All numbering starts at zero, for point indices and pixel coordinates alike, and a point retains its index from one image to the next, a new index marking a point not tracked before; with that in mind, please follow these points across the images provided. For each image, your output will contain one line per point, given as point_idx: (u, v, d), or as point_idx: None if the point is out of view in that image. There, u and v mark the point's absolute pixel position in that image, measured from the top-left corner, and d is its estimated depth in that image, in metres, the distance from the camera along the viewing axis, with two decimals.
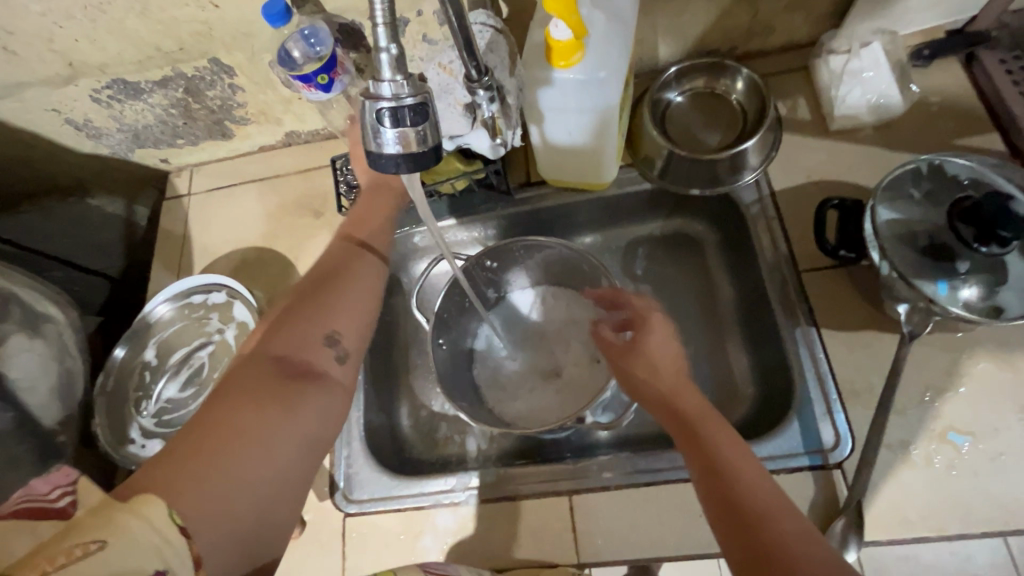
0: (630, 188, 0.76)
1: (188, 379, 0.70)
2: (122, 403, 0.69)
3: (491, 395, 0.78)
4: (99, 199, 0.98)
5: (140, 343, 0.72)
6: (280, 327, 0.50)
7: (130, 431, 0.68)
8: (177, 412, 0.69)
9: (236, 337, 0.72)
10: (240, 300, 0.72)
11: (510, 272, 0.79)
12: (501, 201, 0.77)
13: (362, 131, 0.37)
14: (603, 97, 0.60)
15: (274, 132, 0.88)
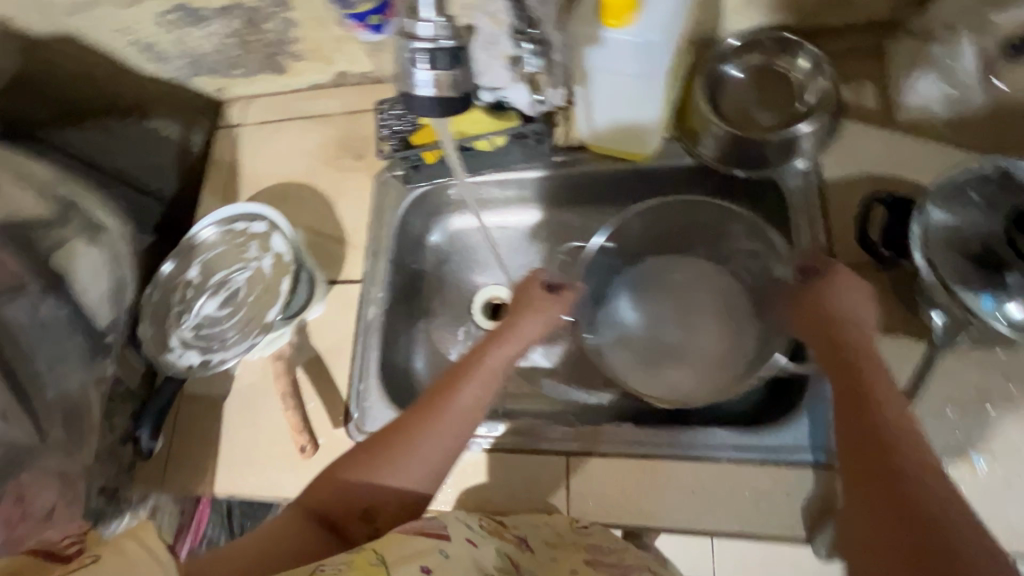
0: (672, 162, 0.74)
1: (225, 300, 0.75)
2: (165, 315, 0.74)
3: (655, 363, 0.74)
4: (158, 121, 1.03)
5: (185, 262, 0.77)
6: (371, 450, 0.55)
7: (170, 341, 0.73)
8: (213, 328, 0.74)
9: (271, 266, 0.75)
10: (279, 231, 0.76)
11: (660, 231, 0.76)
12: (540, 163, 0.77)
13: (401, 71, 0.42)
14: (652, 63, 0.58)
15: (324, 71, 0.89)
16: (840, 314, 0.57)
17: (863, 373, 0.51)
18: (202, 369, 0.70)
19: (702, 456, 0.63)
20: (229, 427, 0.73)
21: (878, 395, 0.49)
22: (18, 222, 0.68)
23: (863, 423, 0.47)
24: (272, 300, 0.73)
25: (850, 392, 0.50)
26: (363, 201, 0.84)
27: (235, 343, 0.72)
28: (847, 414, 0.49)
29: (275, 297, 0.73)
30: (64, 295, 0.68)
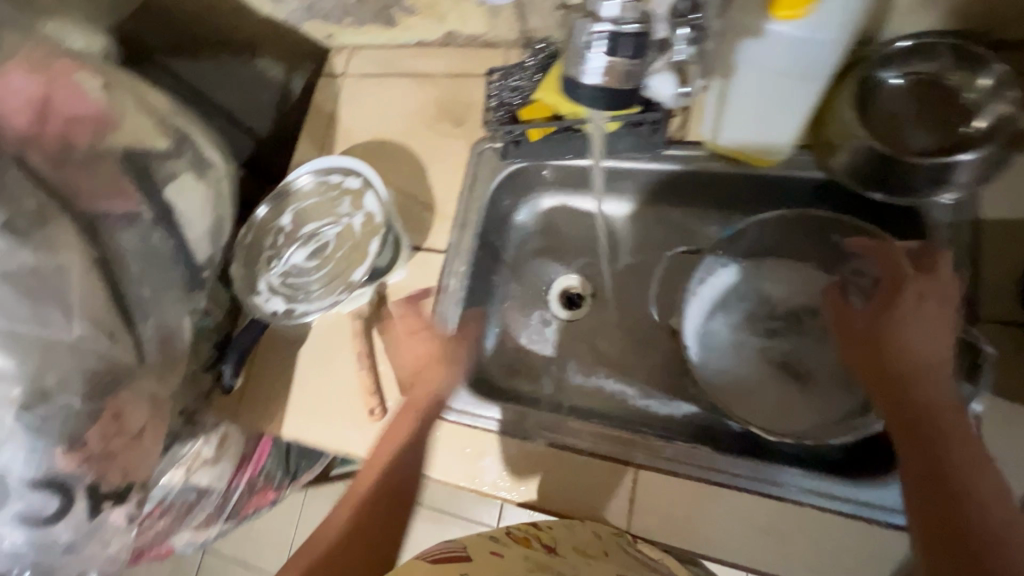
0: (798, 173, 0.67)
1: (313, 252, 0.76)
2: (256, 258, 0.76)
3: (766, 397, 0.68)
4: (265, 62, 1.04)
5: (280, 208, 0.78)
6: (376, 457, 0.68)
7: (259, 283, 0.75)
8: (299, 278, 0.75)
9: (362, 225, 0.75)
10: (373, 190, 0.75)
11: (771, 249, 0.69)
12: (648, 154, 0.72)
13: (571, 51, 0.43)
14: (812, 64, 0.52)
15: (435, 29, 0.86)
16: (909, 343, 0.53)
17: (932, 405, 0.50)
18: (286, 317, 0.72)
19: (778, 495, 0.59)
20: (303, 375, 0.75)
21: (952, 435, 0.49)
22: (138, 148, 0.68)
23: (942, 473, 0.47)
24: (359, 261, 0.74)
25: (918, 430, 0.50)
26: (457, 170, 0.82)
27: (319, 296, 0.73)
28: (915, 456, 0.49)
29: (362, 257, 0.74)
30: (173, 227, 0.68)
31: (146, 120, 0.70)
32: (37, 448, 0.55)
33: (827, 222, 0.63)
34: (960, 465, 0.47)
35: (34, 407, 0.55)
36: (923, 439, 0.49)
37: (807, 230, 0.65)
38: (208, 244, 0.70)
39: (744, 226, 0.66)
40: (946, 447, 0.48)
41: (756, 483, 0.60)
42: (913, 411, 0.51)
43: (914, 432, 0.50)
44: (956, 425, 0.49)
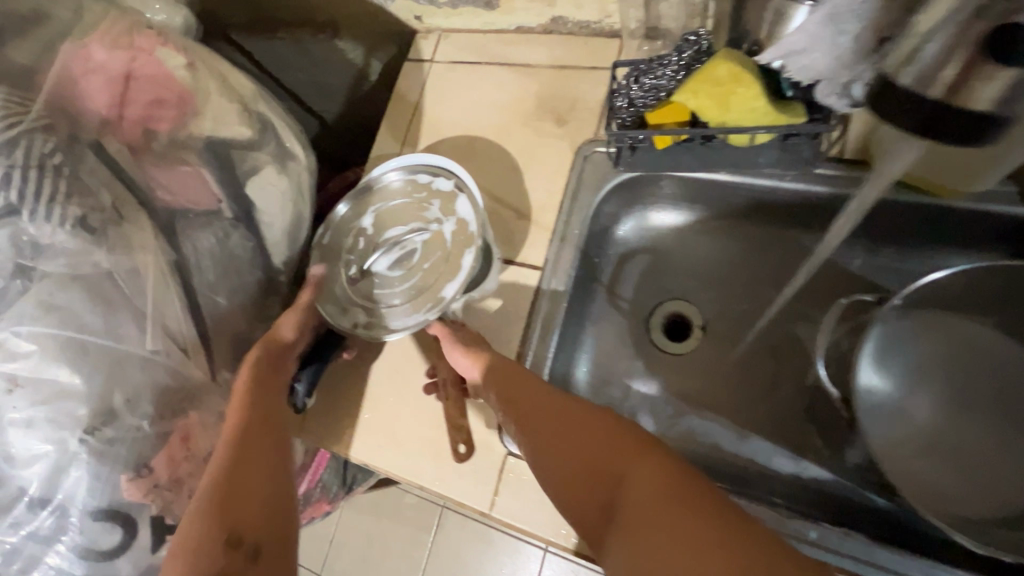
0: (993, 208, 0.55)
1: (398, 260, 0.66)
2: (337, 261, 0.68)
3: (934, 477, 0.55)
4: (345, 44, 0.97)
5: (363, 206, 0.70)
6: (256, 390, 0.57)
7: (336, 291, 0.66)
8: (381, 289, 0.65)
9: (454, 233, 0.65)
10: (467, 194, 0.66)
11: (949, 309, 0.57)
12: (795, 170, 0.61)
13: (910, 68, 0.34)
14: None
15: (540, 14, 0.76)
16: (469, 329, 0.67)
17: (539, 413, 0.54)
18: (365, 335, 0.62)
19: None
20: (376, 396, 0.69)
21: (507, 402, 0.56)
22: (220, 137, 0.61)
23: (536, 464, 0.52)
24: (451, 273, 0.64)
25: (546, 438, 0.53)
26: (557, 175, 0.72)
27: (401, 313, 0.63)
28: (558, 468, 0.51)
29: (455, 270, 0.63)
30: (253, 227, 0.61)
31: (229, 105, 0.62)
32: (100, 474, 0.50)
33: None
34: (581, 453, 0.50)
35: (99, 429, 0.50)
36: (550, 435, 0.53)
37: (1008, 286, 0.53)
38: (285, 247, 0.64)
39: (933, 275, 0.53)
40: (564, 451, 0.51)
41: None
42: (544, 426, 0.53)
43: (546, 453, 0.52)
44: (586, 409, 0.53)
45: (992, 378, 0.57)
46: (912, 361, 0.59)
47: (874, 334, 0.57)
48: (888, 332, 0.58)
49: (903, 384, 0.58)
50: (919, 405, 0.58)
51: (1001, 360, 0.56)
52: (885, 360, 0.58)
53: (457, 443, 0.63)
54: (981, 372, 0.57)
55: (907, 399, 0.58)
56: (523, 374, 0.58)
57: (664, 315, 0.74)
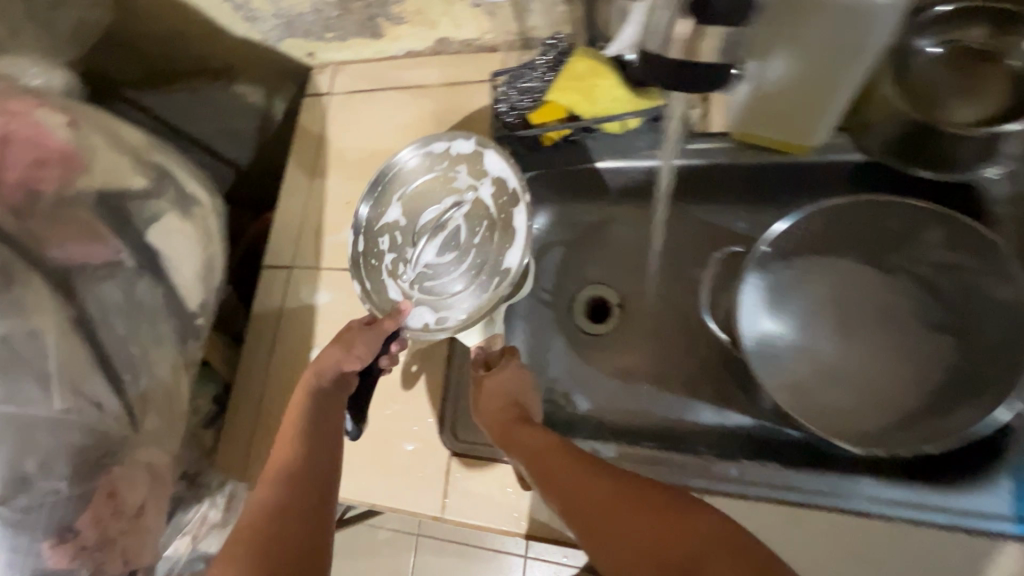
0: (837, 156, 0.63)
1: (446, 243, 0.65)
2: (379, 266, 0.65)
3: (829, 401, 0.61)
4: (244, 87, 0.97)
5: (386, 200, 0.67)
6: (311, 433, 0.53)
7: (390, 293, 0.64)
8: (437, 279, 0.64)
9: (493, 196, 0.64)
10: (494, 150, 0.63)
11: (818, 253, 0.64)
12: (671, 149, 0.67)
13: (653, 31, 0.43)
14: (849, 37, 0.47)
15: (425, 37, 0.80)
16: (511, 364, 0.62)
17: (586, 484, 0.46)
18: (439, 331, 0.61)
19: (863, 513, 0.53)
20: None
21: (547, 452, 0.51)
22: (113, 189, 0.61)
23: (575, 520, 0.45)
24: (505, 239, 0.62)
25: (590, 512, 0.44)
26: None
27: (463, 298, 0.62)
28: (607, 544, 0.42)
29: (509, 236, 0.62)
30: (159, 274, 0.61)
31: (120, 158, 0.62)
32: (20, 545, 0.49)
33: (888, 204, 0.57)
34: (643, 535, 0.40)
35: (13, 498, 0.49)
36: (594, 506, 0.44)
37: (852, 224, 0.61)
38: (199, 289, 0.64)
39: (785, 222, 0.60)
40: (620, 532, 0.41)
41: (830, 501, 0.54)
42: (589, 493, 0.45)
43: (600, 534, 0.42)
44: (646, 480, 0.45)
45: (868, 306, 0.63)
46: (803, 305, 0.65)
47: (753, 283, 0.65)
48: (769, 282, 0.65)
49: (792, 325, 0.65)
50: (808, 342, 0.64)
51: (869, 288, 0.63)
52: (772, 308, 0.65)
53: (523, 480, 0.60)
54: (858, 305, 0.63)
55: (802, 338, 0.64)
56: (548, 442, 0.52)
57: (586, 298, 0.77)
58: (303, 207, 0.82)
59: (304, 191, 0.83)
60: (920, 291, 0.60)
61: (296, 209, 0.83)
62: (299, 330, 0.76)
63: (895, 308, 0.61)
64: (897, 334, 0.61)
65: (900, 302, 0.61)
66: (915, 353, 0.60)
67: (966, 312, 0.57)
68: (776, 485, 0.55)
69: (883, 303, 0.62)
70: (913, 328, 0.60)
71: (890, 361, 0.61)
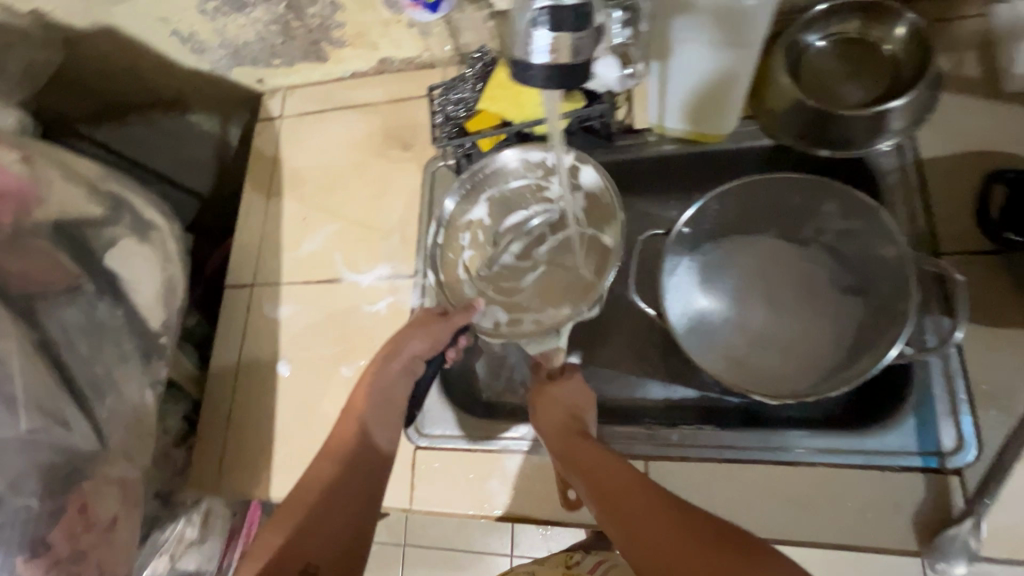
0: (748, 143, 0.69)
1: (528, 247, 0.70)
2: (458, 259, 0.70)
3: (760, 363, 0.65)
4: (197, 117, 1.00)
5: (473, 197, 0.71)
6: (368, 425, 0.59)
7: (465, 287, 0.69)
8: (511, 280, 0.69)
9: (581, 210, 0.69)
10: (591, 165, 0.68)
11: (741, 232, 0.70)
12: (602, 147, 0.72)
13: (513, 41, 0.37)
14: (729, 36, 0.53)
15: (368, 58, 0.84)
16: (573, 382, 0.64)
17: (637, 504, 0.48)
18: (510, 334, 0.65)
19: (790, 462, 0.58)
20: (288, 431, 0.74)
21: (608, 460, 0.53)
22: (70, 218, 0.64)
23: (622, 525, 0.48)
24: (587, 258, 0.68)
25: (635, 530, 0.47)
26: (412, 195, 0.80)
27: (538, 306, 0.67)
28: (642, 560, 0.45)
29: (594, 254, 0.68)
30: (119, 296, 0.65)
31: (76, 189, 0.65)
32: None
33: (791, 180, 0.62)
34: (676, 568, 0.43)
35: None
36: (642, 527, 0.47)
37: (766, 203, 0.66)
38: (162, 309, 0.67)
39: (702, 203, 0.65)
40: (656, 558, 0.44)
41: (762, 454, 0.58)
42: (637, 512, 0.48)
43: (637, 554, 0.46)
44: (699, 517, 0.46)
45: (790, 275, 0.68)
46: (734, 280, 0.69)
47: (681, 262, 0.69)
48: (699, 261, 0.70)
49: (726, 301, 0.69)
50: (738, 312, 0.68)
51: (789, 259, 0.68)
52: (705, 286, 0.69)
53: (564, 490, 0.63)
54: (780, 275, 0.68)
55: (733, 309, 0.68)
56: (602, 453, 0.54)
57: None
58: (261, 226, 0.86)
59: (262, 211, 0.86)
60: (831, 259, 0.66)
61: (254, 229, 0.86)
62: (263, 344, 0.79)
63: (813, 276, 0.67)
64: (816, 297, 0.66)
65: (816, 270, 0.67)
66: (831, 313, 0.65)
67: (870, 274, 0.62)
68: (713, 445, 0.60)
69: (804, 272, 0.67)
70: (830, 294, 0.66)
71: (812, 321, 0.65)
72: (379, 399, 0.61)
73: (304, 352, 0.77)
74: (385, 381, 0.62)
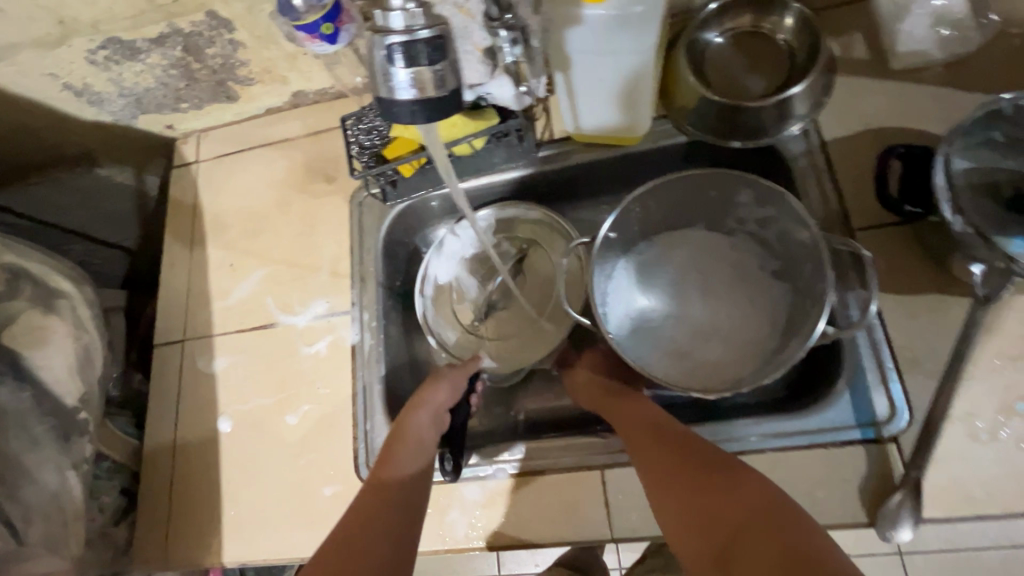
0: (665, 142, 0.69)
1: (504, 292, 0.77)
2: (449, 320, 0.76)
3: (705, 357, 0.65)
4: (108, 169, 0.95)
5: (443, 263, 0.77)
6: (403, 445, 0.60)
7: (461, 342, 0.75)
8: (500, 325, 0.75)
9: (544, 244, 0.76)
10: (535, 210, 0.74)
11: (671, 229, 0.71)
12: (523, 160, 0.71)
13: (375, 75, 0.37)
14: (627, 40, 0.53)
15: (280, 93, 0.82)
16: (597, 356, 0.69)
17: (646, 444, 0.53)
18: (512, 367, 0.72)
19: (740, 451, 0.58)
20: (236, 490, 0.70)
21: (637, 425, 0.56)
22: None
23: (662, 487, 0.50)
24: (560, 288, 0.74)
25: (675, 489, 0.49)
26: (340, 228, 0.78)
27: (529, 345, 0.73)
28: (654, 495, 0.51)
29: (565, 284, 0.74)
30: (24, 377, 0.64)
31: None
32: None
33: (709, 176, 0.62)
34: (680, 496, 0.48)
35: None
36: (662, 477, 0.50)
37: (689, 199, 0.67)
38: (76, 382, 0.66)
39: (624, 205, 0.64)
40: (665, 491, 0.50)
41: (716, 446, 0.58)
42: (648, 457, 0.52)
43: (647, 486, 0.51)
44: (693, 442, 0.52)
45: (724, 267, 0.69)
46: (670, 276, 0.70)
47: (616, 264, 0.70)
48: (637, 261, 0.71)
49: (663, 295, 0.69)
50: (679, 308, 0.68)
51: (719, 250, 0.70)
52: (642, 284, 0.70)
53: (572, 498, 0.61)
54: (714, 266, 0.69)
55: (675, 304, 0.69)
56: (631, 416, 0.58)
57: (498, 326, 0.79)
58: (186, 278, 0.82)
59: (186, 262, 0.82)
60: (757, 248, 0.68)
61: (180, 282, 0.82)
62: (201, 401, 0.75)
63: (744, 265, 0.68)
64: (751, 286, 0.67)
65: (744, 258, 0.68)
66: (761, 299, 0.66)
67: (791, 256, 0.63)
68: None
69: (735, 260, 0.69)
70: (761, 277, 0.67)
71: (747, 311, 0.66)
72: (412, 442, 0.61)
73: (245, 405, 0.73)
74: (414, 430, 0.61)
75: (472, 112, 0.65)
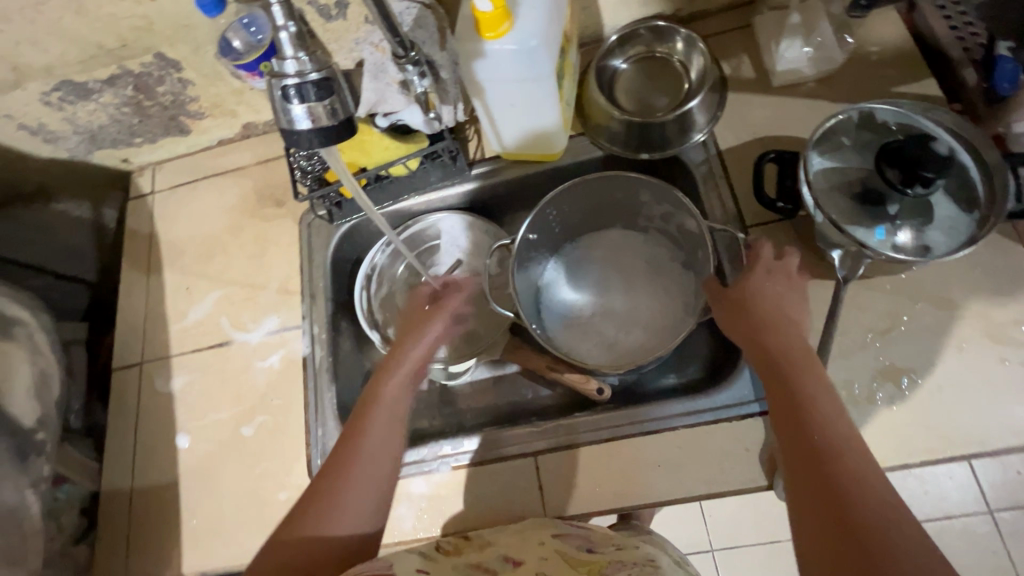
0: (584, 157, 0.76)
1: None
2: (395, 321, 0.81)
3: (626, 341, 0.72)
4: (65, 204, 0.98)
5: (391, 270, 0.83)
6: (386, 402, 0.59)
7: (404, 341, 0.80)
8: None
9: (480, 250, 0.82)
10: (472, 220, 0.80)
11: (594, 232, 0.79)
12: (457, 177, 0.78)
13: (275, 109, 0.43)
14: (528, 68, 0.60)
15: (230, 125, 0.87)
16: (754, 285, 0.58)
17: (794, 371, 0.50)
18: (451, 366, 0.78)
19: (657, 429, 0.64)
20: (193, 504, 0.73)
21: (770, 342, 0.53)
22: None
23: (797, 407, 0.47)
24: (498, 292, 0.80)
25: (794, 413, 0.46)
26: (291, 249, 0.83)
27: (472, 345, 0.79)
28: (808, 473, 0.42)
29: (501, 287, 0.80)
30: None
31: None
32: None
33: (617, 179, 0.69)
34: (857, 450, 0.43)
35: None
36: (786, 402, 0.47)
37: (605, 205, 0.75)
38: (34, 404, 0.72)
39: (541, 210, 0.71)
40: (858, 481, 0.41)
41: (637, 425, 0.65)
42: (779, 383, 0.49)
43: (814, 462, 0.42)
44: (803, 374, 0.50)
45: (640, 261, 0.76)
46: (596, 273, 0.77)
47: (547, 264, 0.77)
48: (567, 261, 0.78)
49: (591, 289, 0.76)
50: (603, 299, 0.75)
51: (637, 249, 0.77)
52: (572, 281, 0.77)
53: (511, 484, 0.66)
54: (631, 261, 0.77)
55: (599, 296, 0.76)
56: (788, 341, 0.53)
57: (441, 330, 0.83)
58: (144, 303, 0.85)
59: (143, 287, 0.86)
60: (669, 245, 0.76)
61: (136, 307, 0.85)
62: (158, 419, 0.78)
63: (659, 259, 0.76)
64: (665, 278, 0.75)
65: (659, 253, 0.76)
66: (673, 289, 0.73)
67: (692, 250, 0.71)
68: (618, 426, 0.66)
69: (650, 254, 0.76)
70: (673, 269, 0.74)
71: (660, 298, 0.74)
72: (390, 404, 0.59)
73: (202, 421, 0.77)
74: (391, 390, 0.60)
75: (395, 134, 0.71)
